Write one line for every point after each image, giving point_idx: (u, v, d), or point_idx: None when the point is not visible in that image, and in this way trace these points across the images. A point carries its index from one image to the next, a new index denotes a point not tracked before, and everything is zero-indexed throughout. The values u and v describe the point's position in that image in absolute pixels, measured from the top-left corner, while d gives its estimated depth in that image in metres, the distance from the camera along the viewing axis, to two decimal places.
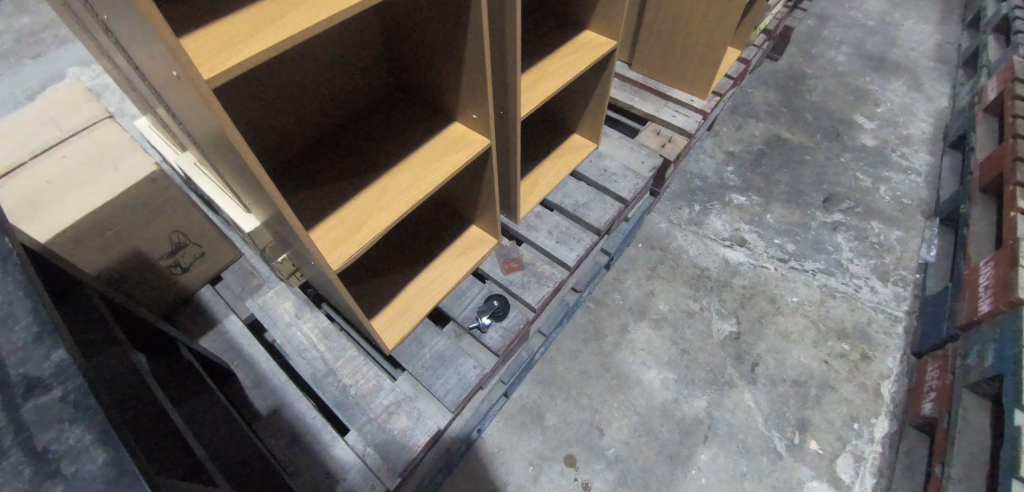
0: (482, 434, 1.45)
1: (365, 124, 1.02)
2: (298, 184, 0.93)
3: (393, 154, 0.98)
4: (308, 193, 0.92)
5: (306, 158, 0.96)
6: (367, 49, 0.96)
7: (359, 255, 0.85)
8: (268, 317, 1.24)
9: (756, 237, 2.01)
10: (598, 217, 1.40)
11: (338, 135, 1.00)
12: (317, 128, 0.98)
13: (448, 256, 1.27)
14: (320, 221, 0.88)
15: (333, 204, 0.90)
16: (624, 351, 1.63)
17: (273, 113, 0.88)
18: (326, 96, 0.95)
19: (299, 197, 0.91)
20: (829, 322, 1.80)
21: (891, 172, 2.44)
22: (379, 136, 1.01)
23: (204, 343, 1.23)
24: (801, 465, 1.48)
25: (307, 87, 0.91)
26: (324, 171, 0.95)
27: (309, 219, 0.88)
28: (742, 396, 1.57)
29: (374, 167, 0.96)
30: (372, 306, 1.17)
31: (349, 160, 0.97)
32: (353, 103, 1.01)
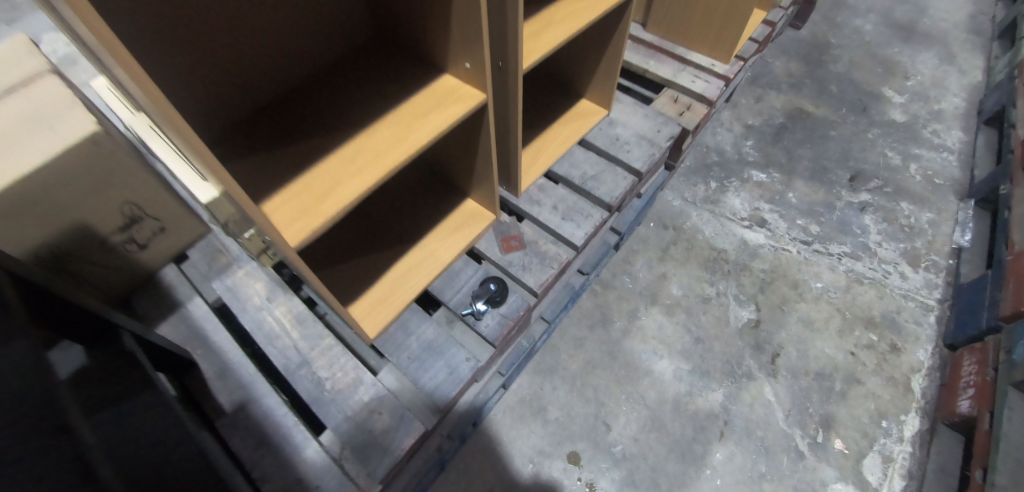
0: (478, 428, 1.33)
1: (338, 79, 0.86)
2: (253, 146, 0.77)
3: (370, 112, 0.82)
4: (266, 156, 0.76)
5: (266, 117, 0.81)
6: None
7: (326, 230, 0.70)
8: (237, 300, 1.10)
9: (777, 218, 1.86)
10: (609, 191, 1.23)
11: (305, 91, 0.84)
12: (279, 82, 0.82)
13: (438, 234, 1.12)
14: (279, 188, 0.73)
15: (295, 169, 0.75)
16: (634, 339, 1.49)
17: (220, 58, 0.72)
18: (289, 42, 0.80)
19: (254, 162, 0.75)
20: (856, 310, 1.66)
21: (922, 149, 2.27)
22: (353, 91, 0.85)
23: (163, 330, 1.09)
24: (824, 465, 1.36)
25: (264, 28, 0.75)
26: (286, 131, 0.79)
27: (265, 188, 0.73)
28: (761, 389, 1.45)
29: (347, 126, 0.81)
30: (351, 291, 1.03)
31: (317, 118, 0.81)
32: (323, 52, 0.85)
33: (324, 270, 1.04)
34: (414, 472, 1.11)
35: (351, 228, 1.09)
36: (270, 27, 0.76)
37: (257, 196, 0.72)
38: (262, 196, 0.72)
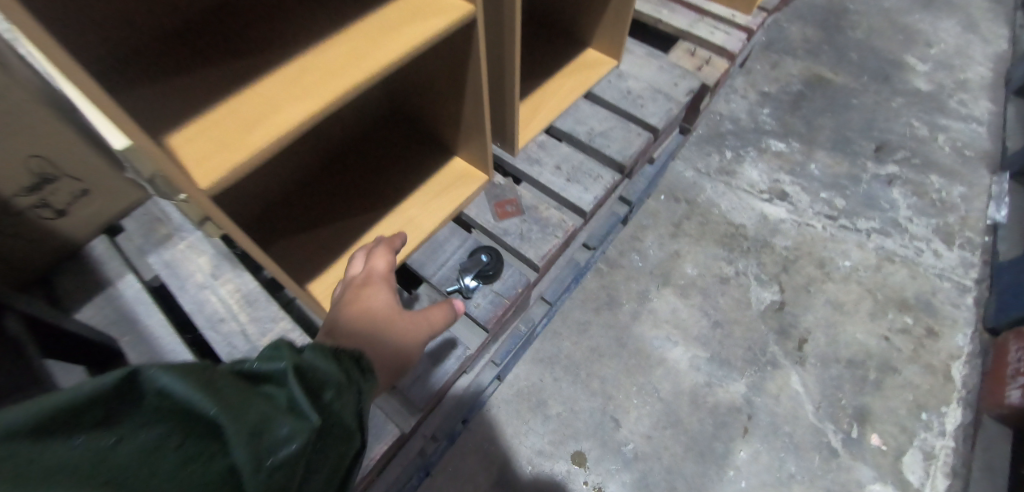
0: (468, 425, 1.16)
1: None
2: (166, 64, 0.58)
3: (323, 26, 0.63)
4: (181, 75, 0.57)
5: (187, 29, 0.61)
6: None
7: (254, 168, 0.51)
8: (175, 277, 0.91)
9: (799, 190, 1.68)
10: (622, 149, 1.05)
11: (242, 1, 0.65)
12: None
13: (419, 198, 0.93)
14: (195, 115, 0.54)
15: (218, 93, 0.56)
16: (644, 323, 1.32)
17: None
18: None
19: (162, 82, 0.56)
20: (888, 292, 1.50)
21: (949, 120, 2.09)
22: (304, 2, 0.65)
23: (82, 318, 0.90)
24: (860, 463, 1.21)
25: None
26: (211, 47, 0.60)
27: (175, 116, 0.53)
28: (788, 379, 1.28)
29: (292, 43, 0.61)
30: (312, 266, 0.84)
31: (252, 33, 0.61)
32: None
33: (282, 242, 0.86)
34: (392, 480, 0.94)
35: (316, 193, 0.91)
36: None
37: (163, 126, 0.52)
38: (169, 125, 0.53)
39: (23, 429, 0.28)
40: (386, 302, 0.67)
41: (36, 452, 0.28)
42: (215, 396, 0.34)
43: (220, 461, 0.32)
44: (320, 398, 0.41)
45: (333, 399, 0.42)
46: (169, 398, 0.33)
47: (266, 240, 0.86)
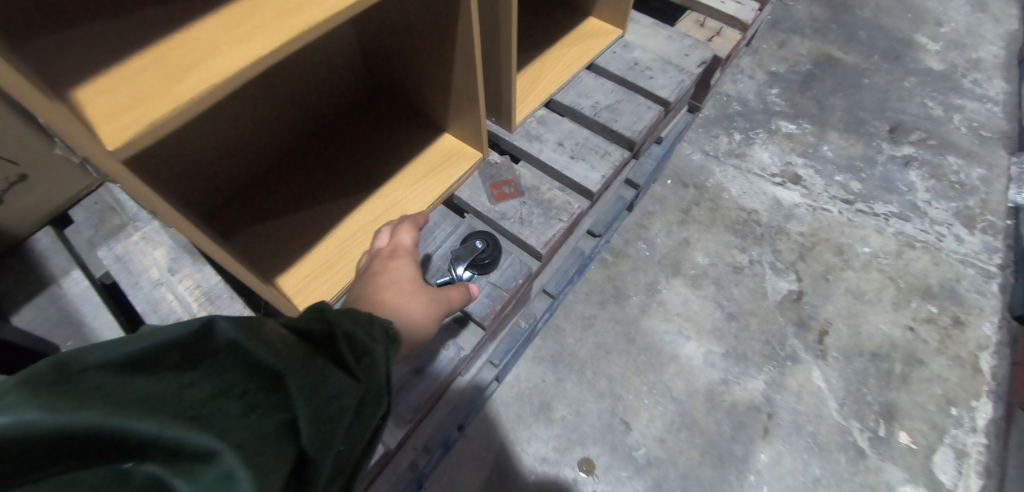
0: (465, 432, 1.05)
1: None
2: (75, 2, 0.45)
3: None
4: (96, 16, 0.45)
5: None
6: None
7: (179, 126, 0.40)
8: (127, 273, 0.80)
9: (813, 174, 1.58)
10: (631, 124, 0.94)
11: None
12: None
13: (405, 179, 0.82)
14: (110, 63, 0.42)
15: (141, 38, 0.44)
16: (654, 317, 1.22)
17: None
18: None
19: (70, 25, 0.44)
20: (910, 279, 1.41)
21: (964, 100, 2.00)
22: None
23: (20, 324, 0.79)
24: (889, 464, 1.13)
25: None
26: None
27: (85, 66, 0.42)
28: (809, 374, 1.19)
29: None
30: (281, 258, 0.74)
31: None
32: None
33: (248, 232, 0.75)
34: None
35: (289, 175, 0.81)
36: None
37: (69, 78, 0.41)
38: (76, 74, 0.41)
39: (102, 363, 0.30)
40: (410, 274, 0.65)
41: (117, 383, 0.29)
42: (271, 347, 0.35)
43: (278, 412, 0.32)
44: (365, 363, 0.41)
45: (375, 367, 0.42)
46: (232, 348, 0.34)
47: (230, 230, 0.75)
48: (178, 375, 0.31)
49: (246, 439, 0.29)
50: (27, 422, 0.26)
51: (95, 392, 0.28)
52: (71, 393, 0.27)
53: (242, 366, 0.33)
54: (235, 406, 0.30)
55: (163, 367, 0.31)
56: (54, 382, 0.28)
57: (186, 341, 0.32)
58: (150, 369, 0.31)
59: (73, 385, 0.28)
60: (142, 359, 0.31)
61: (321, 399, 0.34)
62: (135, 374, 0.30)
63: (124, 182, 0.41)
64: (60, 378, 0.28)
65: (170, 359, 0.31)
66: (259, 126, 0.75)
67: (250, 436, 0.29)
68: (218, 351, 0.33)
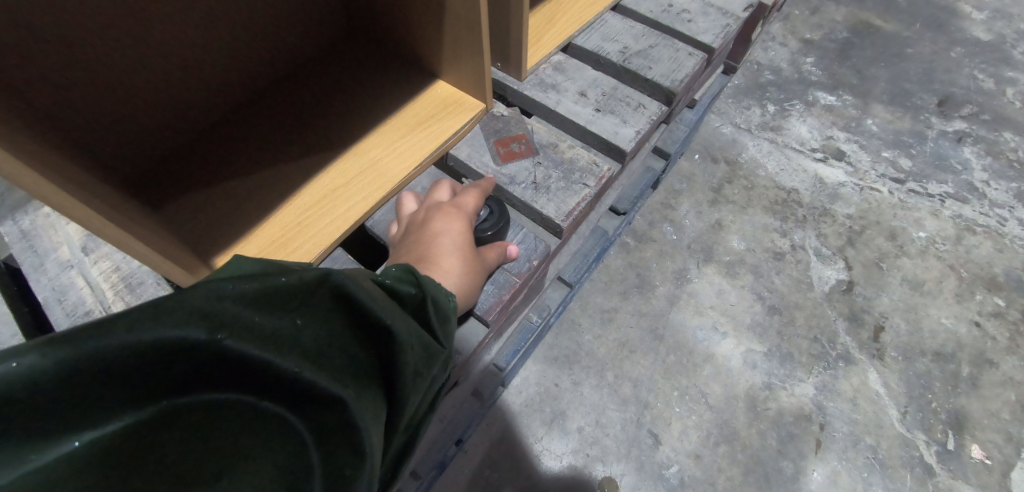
0: (463, 446, 0.89)
1: None
2: None
3: None
4: None
5: None
6: None
7: None
8: (33, 253, 0.63)
9: (857, 149, 1.41)
10: (669, 72, 0.76)
11: None
12: None
13: (389, 133, 0.65)
14: None
15: None
16: (685, 310, 1.05)
17: None
18: None
19: None
20: (972, 268, 1.23)
21: (1017, 72, 1.81)
22: None
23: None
24: (961, 483, 0.96)
25: None
26: None
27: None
28: (865, 377, 1.02)
29: None
30: (229, 231, 0.57)
31: None
32: None
33: (188, 197, 0.58)
34: None
35: (253, 128, 0.64)
36: None
37: None
38: None
39: (236, 295, 0.26)
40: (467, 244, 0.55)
41: (253, 320, 0.26)
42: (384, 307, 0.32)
43: (380, 373, 0.31)
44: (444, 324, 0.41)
45: (450, 333, 0.42)
46: (347, 297, 0.30)
47: (165, 196, 0.58)
48: (298, 318, 0.28)
49: (356, 392, 0.29)
50: (172, 346, 0.23)
51: (231, 333, 0.25)
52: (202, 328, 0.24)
53: (355, 319, 0.30)
54: (348, 362, 0.30)
55: (286, 310, 0.28)
56: (192, 310, 0.24)
57: (309, 284, 0.28)
58: (276, 309, 0.27)
59: (214, 320, 0.24)
60: (266, 294, 0.27)
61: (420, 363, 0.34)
62: (260, 313, 0.26)
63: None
64: (188, 302, 0.24)
65: (292, 299, 0.28)
66: (206, 59, 0.58)
67: (362, 395, 0.30)
68: (332, 297, 0.29)
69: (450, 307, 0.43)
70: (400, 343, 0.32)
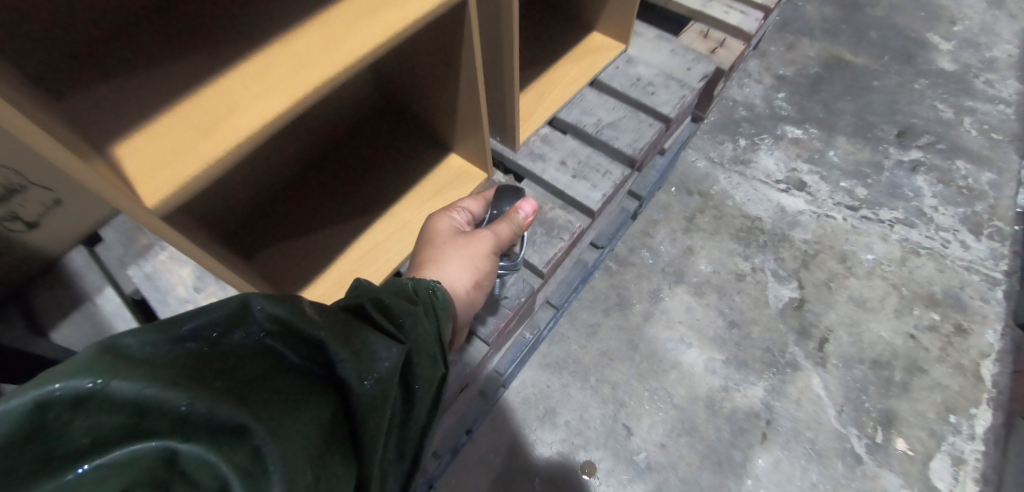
0: (471, 437, 1.10)
1: None
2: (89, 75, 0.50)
3: (281, 20, 0.54)
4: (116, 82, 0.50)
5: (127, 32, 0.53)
6: None
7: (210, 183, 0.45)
8: (156, 292, 0.88)
9: (818, 180, 1.59)
10: (632, 142, 0.97)
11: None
12: None
13: (415, 198, 0.87)
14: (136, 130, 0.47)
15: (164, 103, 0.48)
16: (657, 325, 1.25)
17: None
18: None
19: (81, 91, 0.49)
20: (914, 287, 1.41)
21: (976, 102, 1.98)
22: None
23: (53, 342, 0.85)
24: (886, 470, 1.15)
25: None
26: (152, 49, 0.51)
27: (113, 122, 0.47)
28: (809, 382, 1.22)
29: (236, 35, 0.53)
30: (301, 275, 0.78)
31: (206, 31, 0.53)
32: None
33: (269, 250, 0.79)
34: None
35: (309, 192, 0.85)
36: None
37: (110, 136, 0.46)
38: (115, 138, 0.46)
39: (149, 341, 0.32)
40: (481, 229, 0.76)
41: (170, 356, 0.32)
42: (314, 320, 0.38)
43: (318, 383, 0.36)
44: (401, 324, 0.48)
45: (415, 325, 0.49)
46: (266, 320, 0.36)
47: (249, 249, 0.79)
48: (215, 348, 0.33)
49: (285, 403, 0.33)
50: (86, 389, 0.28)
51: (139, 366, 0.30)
52: (124, 368, 0.29)
53: (280, 338, 0.36)
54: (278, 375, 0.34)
55: (212, 341, 0.34)
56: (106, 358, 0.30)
57: (230, 314, 0.35)
58: (203, 343, 0.34)
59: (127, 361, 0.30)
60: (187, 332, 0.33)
61: (363, 366, 0.38)
62: (185, 346, 0.33)
63: (153, 227, 0.47)
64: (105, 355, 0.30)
65: (210, 334, 0.34)
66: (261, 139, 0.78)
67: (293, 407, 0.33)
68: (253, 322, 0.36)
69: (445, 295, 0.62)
70: (332, 347, 0.37)
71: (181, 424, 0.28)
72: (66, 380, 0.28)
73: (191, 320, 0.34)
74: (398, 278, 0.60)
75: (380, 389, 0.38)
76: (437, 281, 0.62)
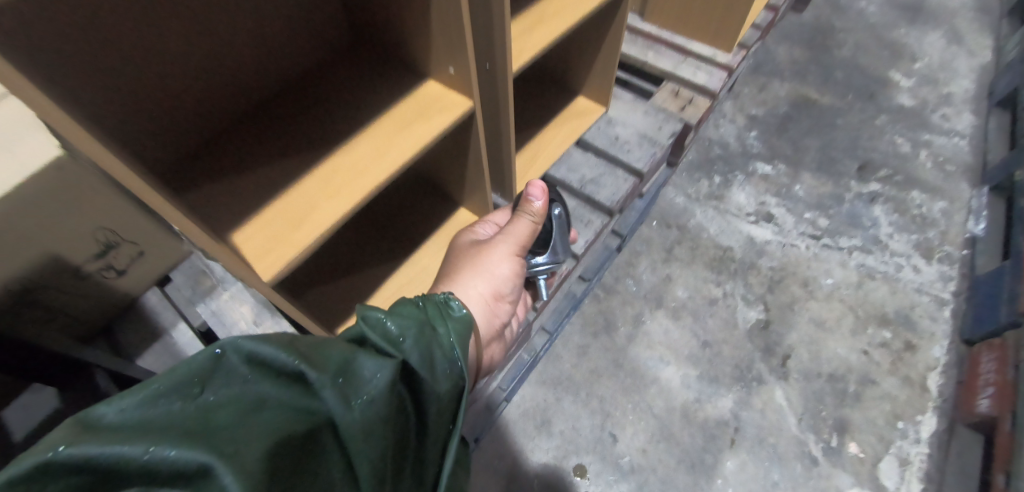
0: (478, 445, 1.28)
1: (307, 98, 0.81)
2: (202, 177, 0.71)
3: (340, 134, 0.76)
4: (225, 184, 0.71)
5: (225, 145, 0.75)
6: (311, 13, 0.78)
7: (302, 260, 0.66)
8: (222, 324, 1.12)
9: (784, 212, 1.79)
10: (610, 196, 1.19)
11: (269, 113, 0.79)
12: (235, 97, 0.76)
13: (432, 247, 1.07)
14: (243, 222, 0.67)
15: (261, 199, 0.69)
16: (639, 346, 1.44)
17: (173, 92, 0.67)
18: (236, 60, 0.73)
19: (202, 193, 0.70)
20: (868, 308, 1.60)
21: (932, 136, 2.19)
22: (319, 107, 0.79)
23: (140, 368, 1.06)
24: (839, 471, 1.32)
25: (216, 44, 0.69)
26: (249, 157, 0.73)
27: (226, 215, 0.68)
28: (772, 394, 1.40)
29: (307, 146, 0.75)
30: (343, 311, 0.97)
31: (283, 143, 0.75)
32: (282, 65, 0.80)
33: (316, 291, 0.99)
34: None
35: (344, 242, 1.05)
36: (222, 46, 0.70)
37: (226, 227, 0.66)
38: (230, 227, 0.66)
39: (124, 405, 0.35)
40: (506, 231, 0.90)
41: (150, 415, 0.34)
42: (291, 352, 0.42)
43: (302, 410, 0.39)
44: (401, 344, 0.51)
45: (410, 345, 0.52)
46: (245, 361, 0.40)
47: (298, 290, 0.99)
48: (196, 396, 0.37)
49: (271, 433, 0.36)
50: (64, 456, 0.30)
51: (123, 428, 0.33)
52: (103, 434, 0.32)
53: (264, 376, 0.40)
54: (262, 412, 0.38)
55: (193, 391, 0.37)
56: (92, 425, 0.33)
57: (208, 364, 0.39)
58: (181, 397, 0.36)
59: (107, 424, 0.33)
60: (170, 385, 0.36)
61: (348, 389, 0.41)
62: (167, 401, 0.36)
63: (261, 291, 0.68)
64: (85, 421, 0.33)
65: (189, 381, 0.37)
66: None
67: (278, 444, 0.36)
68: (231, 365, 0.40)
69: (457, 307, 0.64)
70: (314, 375, 0.41)
71: (149, 478, 0.31)
72: (41, 449, 0.30)
73: (167, 379, 0.36)
74: (406, 299, 0.62)
75: (367, 408, 0.41)
76: (450, 294, 0.66)
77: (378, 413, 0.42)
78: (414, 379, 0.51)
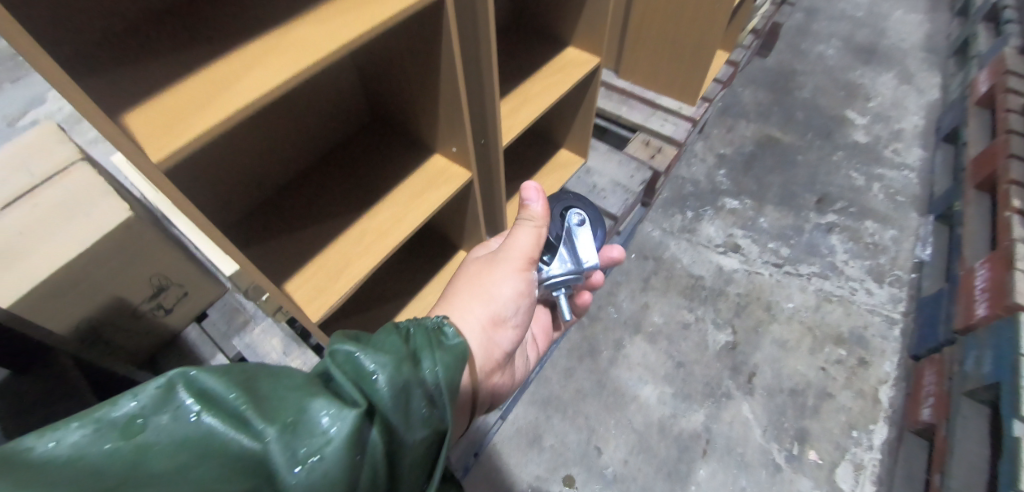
0: (477, 459, 1.44)
1: (340, 168, 1.00)
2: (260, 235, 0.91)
3: (367, 201, 0.96)
4: (278, 243, 0.91)
5: (276, 209, 0.94)
6: (346, 104, 0.98)
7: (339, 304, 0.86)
8: (255, 354, 1.31)
9: (750, 243, 2.00)
10: None
11: (309, 180, 0.98)
12: (285, 172, 0.95)
13: (438, 282, 1.26)
14: (293, 275, 0.87)
15: (306, 256, 0.89)
16: (620, 367, 1.61)
17: (243, 177, 0.87)
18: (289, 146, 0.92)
19: (261, 249, 0.89)
20: (825, 329, 1.79)
21: (885, 170, 2.41)
22: (350, 177, 0.99)
23: None
24: (800, 476, 1.48)
25: (274, 138, 0.88)
26: (295, 221, 0.93)
27: (281, 268, 0.88)
28: (739, 408, 1.57)
29: (340, 212, 0.94)
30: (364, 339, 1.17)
31: (321, 208, 0.95)
32: (322, 143, 0.99)
33: (342, 320, 1.17)
34: None
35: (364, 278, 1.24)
36: (280, 138, 0.89)
37: (280, 279, 0.87)
38: (284, 279, 0.87)
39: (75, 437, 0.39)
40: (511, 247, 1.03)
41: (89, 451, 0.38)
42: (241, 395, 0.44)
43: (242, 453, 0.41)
44: (372, 383, 0.50)
45: (384, 382, 0.51)
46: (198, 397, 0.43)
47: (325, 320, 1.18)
48: (138, 432, 0.40)
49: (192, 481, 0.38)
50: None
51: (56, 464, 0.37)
52: (30, 474, 0.35)
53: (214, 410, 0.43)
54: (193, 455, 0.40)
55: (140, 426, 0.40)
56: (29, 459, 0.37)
57: (157, 398, 0.42)
58: (123, 437, 0.40)
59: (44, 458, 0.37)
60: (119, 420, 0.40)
61: (293, 439, 0.43)
62: (112, 438, 0.39)
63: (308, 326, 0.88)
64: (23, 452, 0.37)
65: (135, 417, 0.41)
66: None
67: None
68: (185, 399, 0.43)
69: (453, 337, 0.62)
70: (257, 424, 0.43)
71: None
72: None
73: (112, 414, 0.40)
74: (393, 327, 0.62)
75: (315, 463, 0.43)
76: (444, 322, 0.64)
77: (321, 470, 0.43)
78: (391, 430, 0.50)
